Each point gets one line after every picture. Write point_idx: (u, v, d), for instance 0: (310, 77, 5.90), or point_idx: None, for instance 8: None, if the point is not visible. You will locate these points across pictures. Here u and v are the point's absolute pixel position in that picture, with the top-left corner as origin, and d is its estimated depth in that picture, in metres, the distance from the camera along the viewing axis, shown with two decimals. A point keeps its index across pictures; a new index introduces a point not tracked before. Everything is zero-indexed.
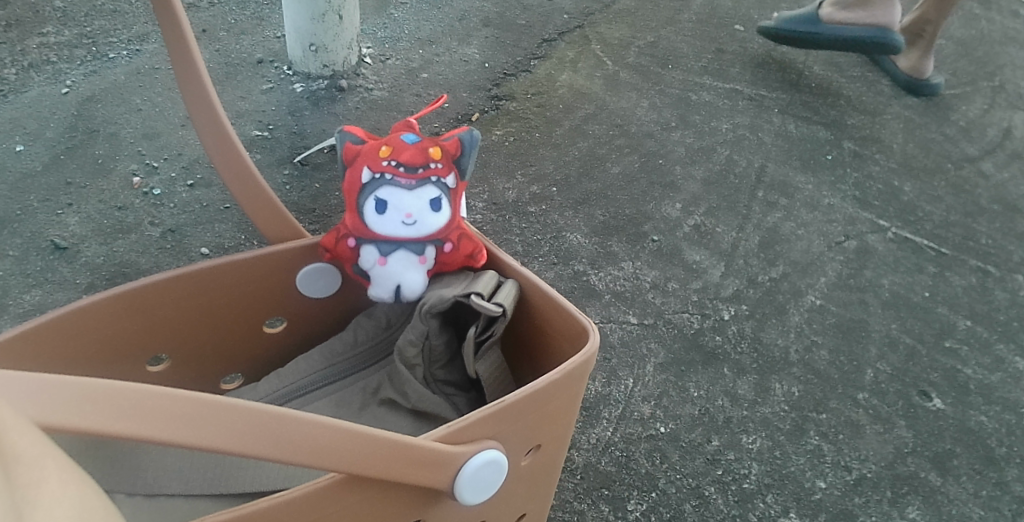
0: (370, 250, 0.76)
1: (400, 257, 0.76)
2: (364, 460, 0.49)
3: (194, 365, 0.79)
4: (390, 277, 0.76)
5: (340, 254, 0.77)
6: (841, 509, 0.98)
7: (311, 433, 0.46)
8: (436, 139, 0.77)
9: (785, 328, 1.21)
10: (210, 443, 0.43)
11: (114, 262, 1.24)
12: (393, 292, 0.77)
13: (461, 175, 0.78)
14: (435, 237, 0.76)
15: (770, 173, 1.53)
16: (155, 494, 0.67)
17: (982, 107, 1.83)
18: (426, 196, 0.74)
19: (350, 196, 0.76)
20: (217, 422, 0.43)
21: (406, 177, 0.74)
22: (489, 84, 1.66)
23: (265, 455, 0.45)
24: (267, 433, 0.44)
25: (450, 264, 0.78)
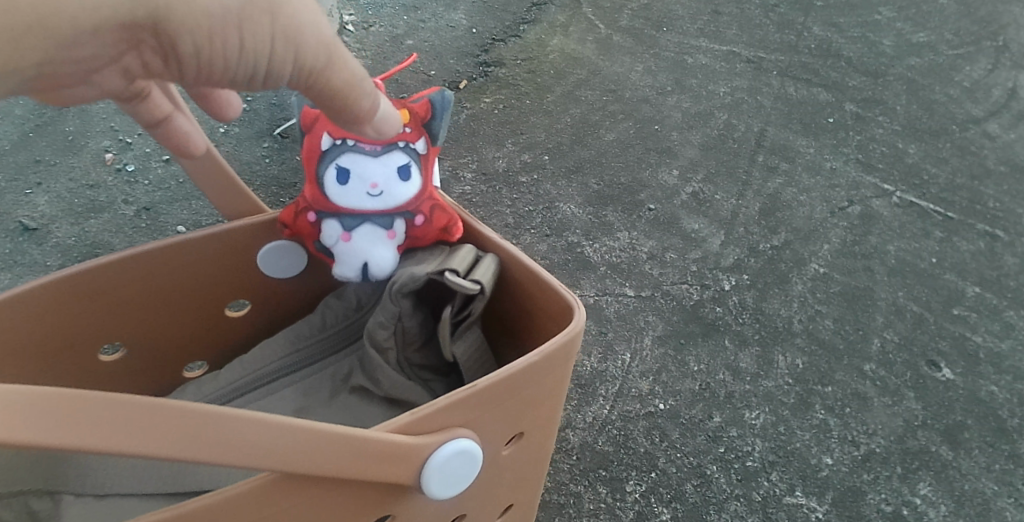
0: (334, 224, 0.70)
1: (366, 230, 0.70)
2: (307, 457, 0.45)
3: (153, 353, 0.74)
4: (355, 253, 0.71)
5: (301, 229, 0.72)
6: (848, 486, 0.94)
7: (244, 433, 0.42)
8: (403, 101, 0.71)
9: (788, 297, 1.16)
10: (127, 448, 0.39)
11: (87, 242, 1.18)
12: (360, 270, 0.71)
13: (432, 139, 0.72)
14: (404, 209, 0.70)
15: (770, 137, 1.47)
16: (105, 494, 0.63)
17: (986, 67, 1.77)
18: (394, 164, 0.69)
19: (310, 165, 0.70)
20: (133, 425, 0.39)
21: (370, 143, 0.68)
22: (477, 51, 1.59)
23: (192, 458, 0.41)
24: (192, 434, 0.41)
25: (422, 238, 0.72)
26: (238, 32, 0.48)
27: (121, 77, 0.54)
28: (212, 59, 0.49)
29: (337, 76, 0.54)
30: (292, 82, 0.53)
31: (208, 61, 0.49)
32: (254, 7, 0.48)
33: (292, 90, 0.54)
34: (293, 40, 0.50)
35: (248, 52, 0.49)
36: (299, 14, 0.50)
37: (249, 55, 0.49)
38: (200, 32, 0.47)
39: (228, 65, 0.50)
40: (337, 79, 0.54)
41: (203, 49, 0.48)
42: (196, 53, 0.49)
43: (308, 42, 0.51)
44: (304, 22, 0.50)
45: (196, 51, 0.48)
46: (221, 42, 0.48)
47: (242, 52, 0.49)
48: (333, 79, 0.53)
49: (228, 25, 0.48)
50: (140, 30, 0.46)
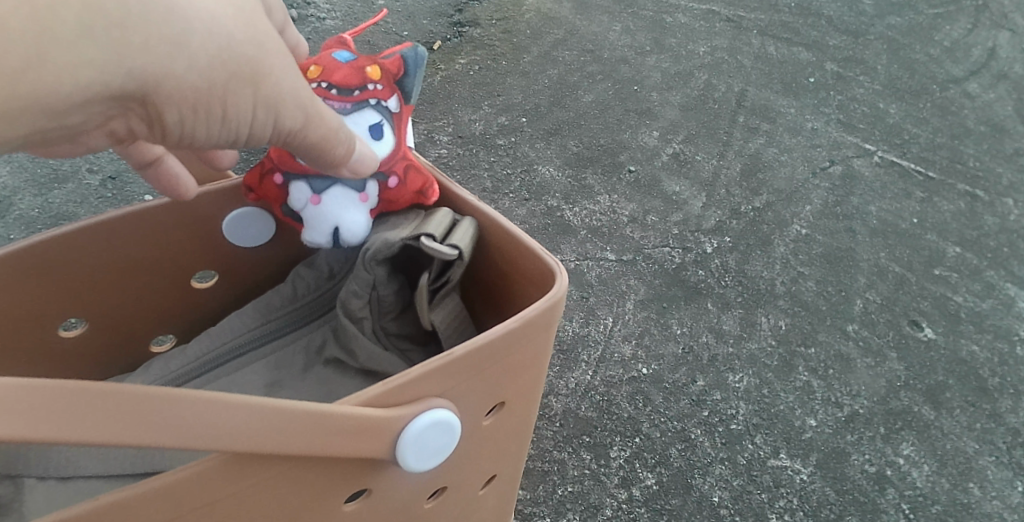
0: (301, 185, 0.66)
1: (336, 192, 0.65)
2: (271, 435, 0.42)
3: (116, 328, 0.70)
4: (325, 216, 0.66)
5: (268, 193, 0.67)
6: (832, 448, 0.93)
7: (210, 415, 0.40)
8: (375, 58, 0.67)
9: (771, 259, 1.14)
10: (84, 436, 0.36)
11: (50, 213, 1.12)
12: (330, 235, 0.66)
13: (406, 98, 0.68)
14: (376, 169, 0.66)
15: (751, 97, 1.44)
16: (70, 477, 0.59)
17: (966, 26, 1.75)
18: (365, 122, 0.64)
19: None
20: (84, 410, 0.36)
21: (339, 99, 0.64)
22: (451, 10, 1.54)
23: (148, 443, 0.38)
24: (149, 418, 0.38)
25: (396, 200, 0.68)
26: (219, 99, 0.43)
27: (104, 141, 0.48)
28: (195, 129, 0.45)
29: (317, 134, 0.51)
30: (272, 139, 0.50)
31: (191, 131, 0.45)
32: (237, 78, 0.43)
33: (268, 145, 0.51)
34: (275, 103, 0.46)
35: (231, 122, 0.45)
36: (282, 81, 0.46)
37: (231, 124, 0.45)
38: (185, 103, 0.42)
39: (211, 133, 0.46)
40: (317, 136, 0.51)
41: (189, 121, 0.44)
42: (179, 124, 0.44)
43: (291, 104, 0.47)
44: (287, 85, 0.47)
45: (180, 120, 0.43)
46: (203, 112, 0.44)
47: (225, 119, 0.45)
48: (312, 136, 0.51)
49: (211, 96, 0.43)
50: (124, 103, 0.40)
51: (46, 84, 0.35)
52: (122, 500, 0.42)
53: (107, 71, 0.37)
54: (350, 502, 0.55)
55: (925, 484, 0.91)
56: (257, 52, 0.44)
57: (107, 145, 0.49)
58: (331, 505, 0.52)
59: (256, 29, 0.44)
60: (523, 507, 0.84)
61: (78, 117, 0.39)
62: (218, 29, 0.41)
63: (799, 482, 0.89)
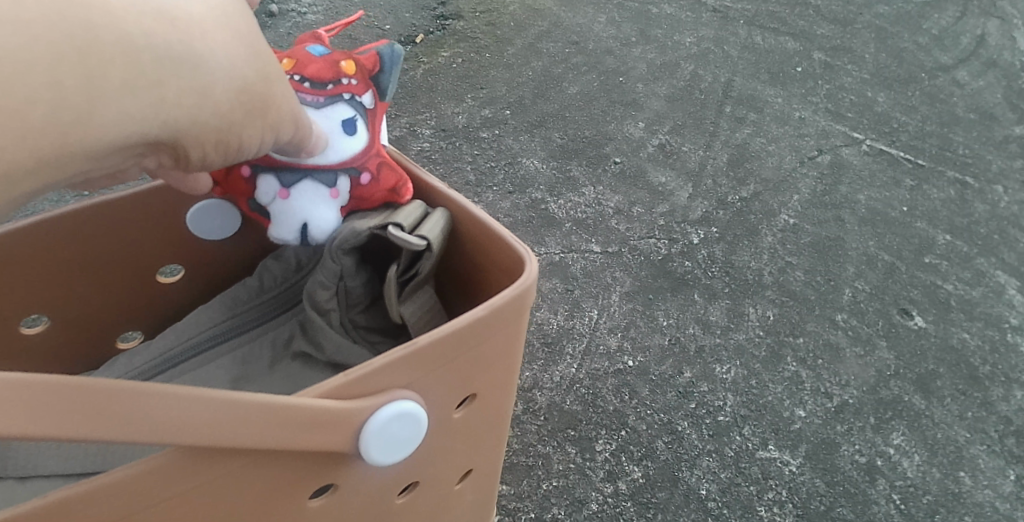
0: (270, 179, 0.61)
1: (305, 186, 0.61)
2: (227, 430, 0.40)
3: (80, 324, 0.68)
4: (294, 211, 0.62)
5: (236, 186, 0.63)
6: (822, 438, 0.91)
7: (173, 410, 0.38)
8: (348, 52, 0.64)
9: (758, 250, 1.12)
10: (45, 432, 0.34)
11: (24, 211, 1.10)
12: (299, 230, 0.63)
13: (380, 94, 0.65)
14: (349, 164, 0.62)
15: (738, 87, 1.43)
16: (29, 476, 0.57)
17: (955, 15, 1.73)
18: (337, 116, 0.61)
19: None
20: (35, 404, 0.34)
21: (312, 92, 0.60)
22: (434, 4, 1.52)
23: (109, 438, 0.36)
24: (103, 412, 0.36)
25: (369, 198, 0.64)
26: (237, 137, 0.39)
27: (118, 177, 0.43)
28: (213, 162, 0.40)
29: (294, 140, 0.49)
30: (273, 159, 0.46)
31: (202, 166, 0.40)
32: (253, 111, 0.40)
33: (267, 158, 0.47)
34: (279, 124, 0.43)
35: (242, 152, 0.41)
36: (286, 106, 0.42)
37: (243, 155, 0.41)
38: (207, 141, 0.38)
39: (224, 163, 0.41)
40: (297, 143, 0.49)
41: (208, 157, 0.39)
42: (202, 160, 0.39)
43: (287, 120, 0.44)
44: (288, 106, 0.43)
45: (201, 159, 0.39)
46: (224, 147, 0.39)
47: (238, 151, 0.41)
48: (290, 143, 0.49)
49: (232, 134, 0.39)
50: (154, 145, 0.36)
51: (81, 140, 0.32)
52: (68, 499, 0.39)
53: (140, 123, 0.34)
54: (315, 499, 0.53)
55: (916, 474, 0.89)
56: (268, 87, 0.40)
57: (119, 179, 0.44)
58: (296, 502, 0.51)
59: (267, 61, 0.41)
60: (505, 502, 0.83)
61: (110, 162, 0.35)
62: (237, 67, 0.38)
63: (788, 474, 0.87)
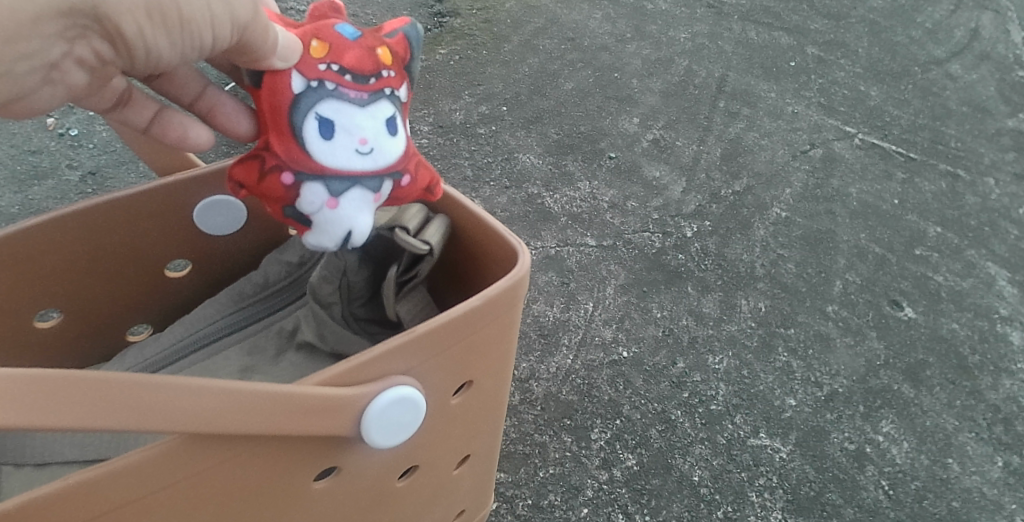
0: (316, 187, 0.54)
1: (354, 194, 0.55)
2: (236, 417, 0.42)
3: (91, 318, 0.70)
4: (341, 223, 0.56)
5: (268, 191, 0.56)
6: (812, 426, 0.93)
7: (184, 400, 0.40)
8: (378, 35, 0.56)
9: (750, 243, 1.14)
10: (64, 423, 0.36)
11: (29, 209, 1.12)
12: (345, 242, 0.57)
13: (410, 80, 0.59)
14: (398, 169, 0.56)
15: (731, 82, 1.45)
16: (46, 463, 0.59)
17: (949, 8, 1.75)
18: (383, 115, 0.54)
19: (278, 113, 0.53)
20: (56, 397, 0.36)
21: (355, 88, 0.53)
22: (431, 1, 1.53)
23: (127, 428, 0.38)
24: (119, 405, 0.38)
25: (407, 198, 0.59)
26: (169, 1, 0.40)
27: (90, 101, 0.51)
28: (155, 41, 0.42)
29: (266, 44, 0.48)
30: (238, 47, 0.47)
31: (154, 45, 0.42)
32: None
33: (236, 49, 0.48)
34: None
35: (190, 26, 0.42)
36: None
37: (191, 27, 0.42)
38: (133, 3, 0.39)
39: (173, 47, 0.43)
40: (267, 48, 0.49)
41: (145, 31, 0.41)
42: (139, 38, 0.41)
43: None
44: None
45: (139, 33, 0.41)
46: (154, 17, 0.41)
47: (183, 24, 0.42)
48: (260, 51, 0.48)
49: None
50: (77, 22, 0.39)
51: None
52: (81, 485, 0.42)
53: None
54: (320, 480, 0.55)
55: (905, 460, 0.92)
56: None
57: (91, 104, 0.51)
58: (302, 483, 0.53)
59: None
60: (503, 489, 0.85)
61: (42, 47, 0.39)
62: None
63: (779, 461, 0.89)
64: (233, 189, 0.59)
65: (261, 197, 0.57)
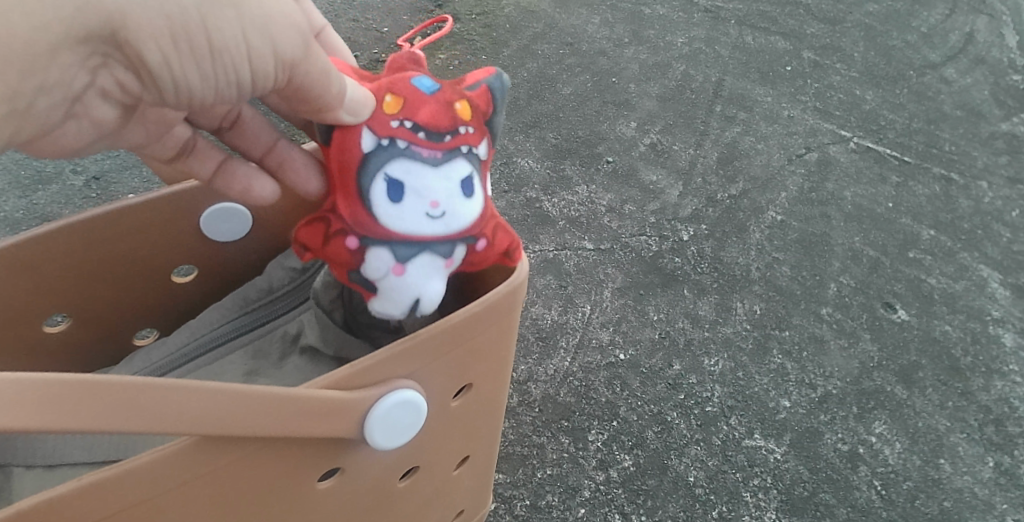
0: (383, 253, 0.57)
1: (422, 258, 0.57)
2: (246, 419, 0.44)
3: (98, 322, 0.72)
4: (407, 288, 0.58)
5: (335, 254, 0.58)
6: (806, 427, 0.95)
7: (198, 404, 0.42)
8: (457, 89, 0.57)
9: (746, 246, 1.16)
10: (87, 425, 0.38)
11: (34, 214, 1.14)
12: (410, 307, 0.59)
13: (492, 132, 0.60)
14: (468, 232, 0.58)
15: (728, 86, 1.46)
16: (56, 464, 0.60)
17: (944, 12, 1.77)
18: (456, 176, 0.56)
19: (348, 174, 0.56)
20: (79, 401, 0.38)
21: (428, 148, 0.55)
22: (431, 6, 1.55)
23: (143, 430, 0.40)
24: (138, 408, 0.40)
25: (479, 261, 0.61)
26: (195, 29, 0.41)
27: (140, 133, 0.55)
28: (183, 71, 0.42)
29: (336, 96, 0.50)
30: (286, 86, 0.47)
31: (181, 76, 0.42)
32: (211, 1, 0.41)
33: (288, 91, 0.48)
34: (267, 25, 0.43)
35: (220, 56, 0.42)
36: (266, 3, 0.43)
37: (220, 57, 0.42)
38: (155, 32, 0.40)
39: (203, 78, 0.43)
40: (334, 98, 0.50)
41: (171, 60, 0.41)
42: (163, 68, 0.42)
43: (288, 29, 0.44)
44: (274, 8, 0.43)
45: (163, 61, 0.41)
46: (180, 45, 0.41)
47: (213, 53, 0.42)
48: (329, 101, 0.50)
49: (181, 23, 0.40)
50: (98, 49, 0.41)
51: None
52: (94, 484, 0.43)
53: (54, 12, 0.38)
54: (323, 481, 0.57)
55: (898, 461, 0.93)
56: None
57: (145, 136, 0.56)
58: (305, 484, 0.54)
59: None
60: (502, 490, 0.86)
61: (68, 77, 0.42)
62: None
63: (773, 461, 0.91)
64: (300, 249, 0.61)
65: (327, 259, 0.60)
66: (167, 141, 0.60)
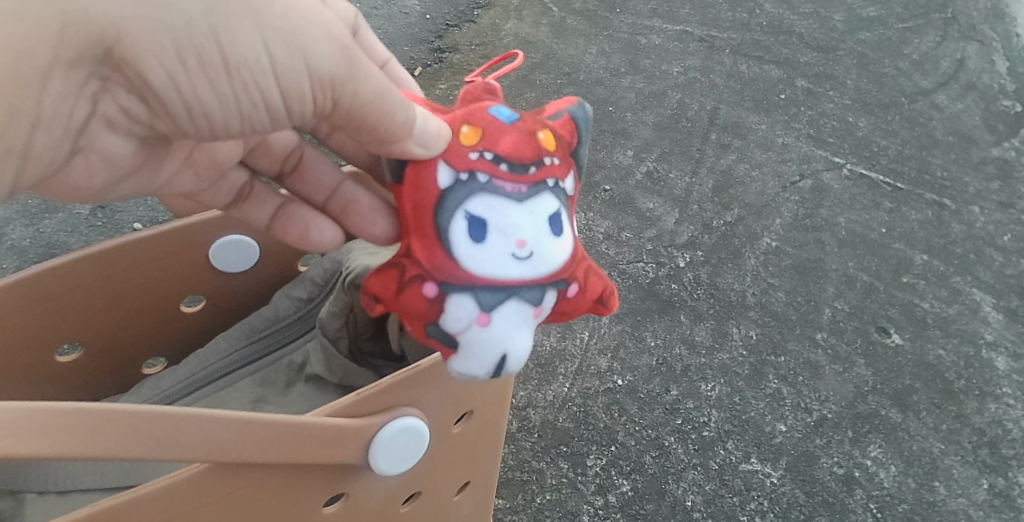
0: (465, 300, 0.50)
1: (508, 307, 0.50)
2: (257, 446, 0.46)
3: (109, 352, 0.74)
4: (492, 345, 0.50)
5: (408, 306, 0.52)
6: (802, 451, 0.97)
7: (211, 432, 0.44)
8: (537, 121, 0.55)
9: (741, 272, 1.18)
10: (110, 453, 0.40)
11: (42, 242, 1.16)
12: (495, 365, 0.51)
13: (576, 171, 0.56)
14: (559, 276, 0.52)
15: (723, 114, 1.49)
16: (68, 491, 0.62)
17: (935, 39, 1.75)
18: (543, 212, 0.51)
19: (424, 213, 0.52)
20: (104, 431, 0.39)
21: (512, 182, 0.51)
22: (431, 37, 1.58)
23: (161, 457, 0.42)
24: (157, 437, 0.41)
25: (570, 310, 0.55)
26: (206, 45, 0.42)
27: (191, 176, 0.62)
28: (195, 89, 0.44)
29: (404, 126, 0.49)
30: (341, 111, 0.48)
31: (194, 93, 0.44)
32: (224, 16, 0.42)
33: (331, 115, 0.48)
34: (293, 40, 0.44)
35: (237, 73, 0.43)
36: (291, 15, 0.43)
37: (238, 73, 0.43)
38: (159, 48, 0.42)
39: (220, 95, 0.44)
40: (400, 128, 0.49)
41: (180, 76, 0.43)
42: (170, 86, 0.44)
43: (321, 43, 0.44)
44: (299, 21, 0.44)
45: (171, 78, 0.43)
46: (189, 63, 0.42)
47: (230, 69, 0.43)
48: (395, 131, 0.49)
49: (187, 40, 0.42)
50: (97, 71, 0.44)
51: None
52: (110, 509, 0.45)
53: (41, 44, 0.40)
54: (329, 506, 0.58)
55: (892, 484, 0.96)
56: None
57: (196, 180, 0.63)
58: (311, 509, 0.56)
59: None
60: (503, 515, 0.88)
61: (66, 109, 0.46)
62: None
63: (770, 485, 0.94)
64: (370, 301, 0.55)
65: (399, 312, 0.53)
66: (224, 187, 0.66)
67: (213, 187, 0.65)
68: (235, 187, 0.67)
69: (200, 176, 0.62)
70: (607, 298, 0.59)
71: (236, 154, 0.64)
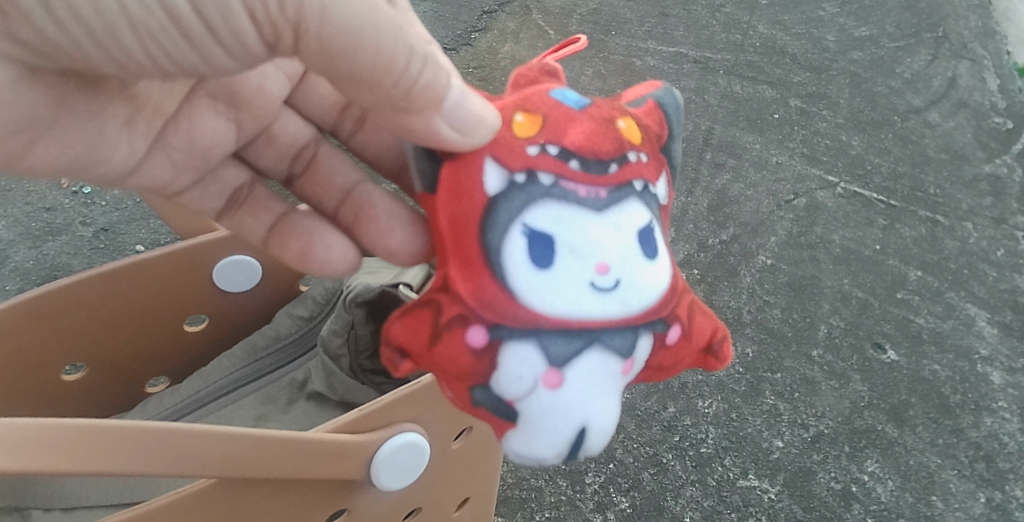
0: (529, 352, 0.45)
1: (587, 359, 0.46)
2: (266, 462, 0.47)
3: (114, 371, 0.76)
4: (565, 408, 0.45)
5: (450, 358, 0.47)
6: (799, 467, 0.99)
7: (222, 448, 0.45)
8: (616, 107, 0.52)
9: (737, 290, 1.20)
10: (123, 469, 0.41)
11: (45, 265, 1.18)
12: (569, 440, 0.46)
13: (665, 172, 0.53)
14: (655, 315, 0.48)
15: (717, 134, 1.51)
16: (73, 507, 0.64)
17: (926, 58, 1.78)
18: (628, 226, 0.48)
19: (469, 227, 0.48)
20: (116, 445, 0.41)
21: (588, 188, 0.47)
22: None
23: (175, 473, 0.43)
24: (171, 452, 0.43)
25: (671, 363, 0.51)
26: None
27: (166, 164, 0.64)
28: None
29: (427, 92, 0.47)
30: (311, 31, 0.43)
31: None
32: None
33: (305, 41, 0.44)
34: None
35: None
36: None
37: None
38: None
39: None
40: (423, 91, 0.47)
41: None
42: None
43: None
44: None
45: None
46: None
47: None
48: (419, 98, 0.47)
49: None
50: None
51: None
52: None
53: None
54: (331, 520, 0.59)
55: (889, 498, 0.97)
56: None
57: (173, 167, 0.65)
58: None
59: None
60: None
61: None
62: None
63: (768, 501, 0.95)
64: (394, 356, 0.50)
65: (433, 364, 0.49)
66: (214, 185, 0.68)
67: (200, 185, 0.68)
68: (230, 188, 0.69)
69: (176, 162, 0.65)
70: (719, 345, 0.54)
71: (230, 145, 0.67)
